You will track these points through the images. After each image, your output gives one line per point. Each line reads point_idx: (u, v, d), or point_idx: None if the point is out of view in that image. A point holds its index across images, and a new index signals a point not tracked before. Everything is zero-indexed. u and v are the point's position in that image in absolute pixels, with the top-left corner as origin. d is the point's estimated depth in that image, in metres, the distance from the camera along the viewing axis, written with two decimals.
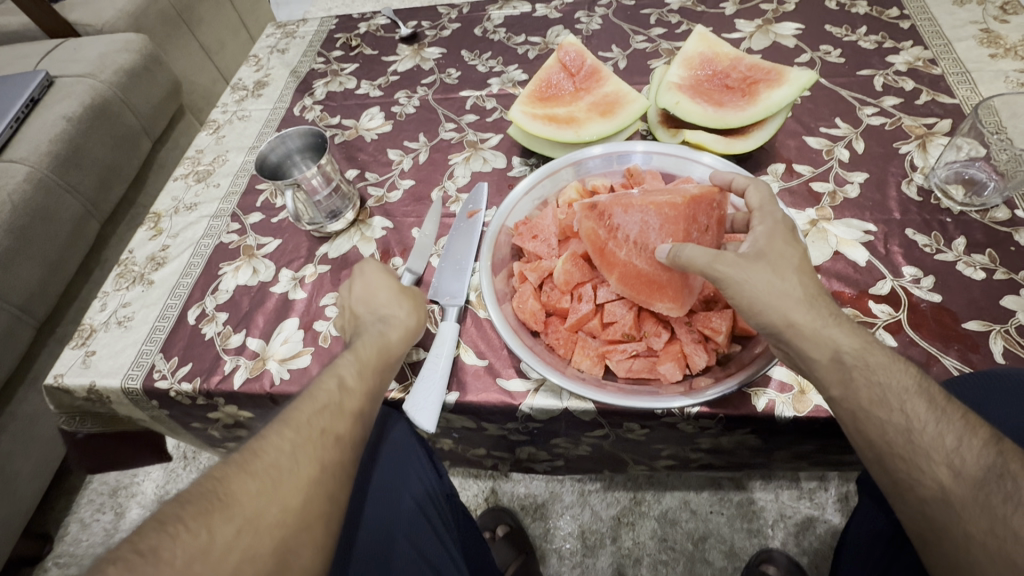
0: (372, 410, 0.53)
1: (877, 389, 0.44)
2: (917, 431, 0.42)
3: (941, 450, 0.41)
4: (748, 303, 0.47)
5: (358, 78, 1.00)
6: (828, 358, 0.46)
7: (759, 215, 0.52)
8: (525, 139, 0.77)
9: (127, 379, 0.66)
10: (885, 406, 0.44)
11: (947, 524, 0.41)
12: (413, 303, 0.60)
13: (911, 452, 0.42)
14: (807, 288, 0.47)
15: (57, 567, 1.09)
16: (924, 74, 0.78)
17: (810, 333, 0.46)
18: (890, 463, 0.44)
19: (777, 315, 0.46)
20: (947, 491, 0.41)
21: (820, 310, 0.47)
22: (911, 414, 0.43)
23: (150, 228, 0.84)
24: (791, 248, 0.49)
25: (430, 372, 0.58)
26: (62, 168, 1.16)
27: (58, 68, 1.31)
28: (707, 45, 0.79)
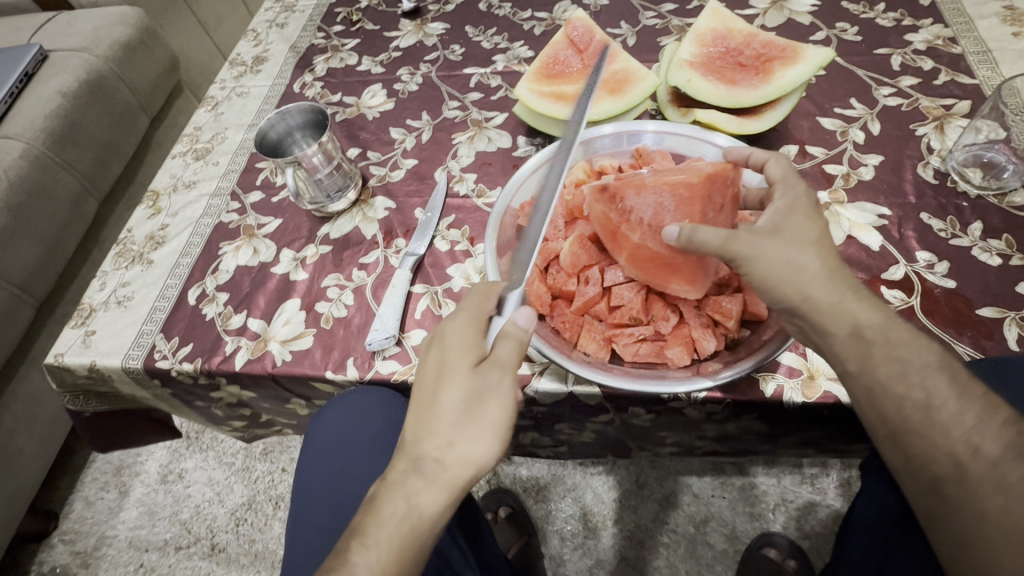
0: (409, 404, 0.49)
1: (896, 364, 0.43)
2: (936, 406, 0.41)
3: (960, 427, 0.40)
4: (762, 280, 0.46)
5: (359, 54, 0.97)
6: (847, 332, 0.45)
7: (781, 188, 0.51)
8: (531, 118, 0.75)
9: (128, 359, 0.65)
10: (904, 382, 0.43)
11: (962, 503, 0.40)
12: (470, 341, 0.47)
13: (928, 429, 0.41)
14: (826, 260, 0.46)
15: (63, 544, 1.11)
16: (943, 53, 0.76)
17: (827, 307, 0.45)
18: (904, 439, 0.43)
19: (791, 288, 0.45)
20: (963, 469, 0.40)
21: (840, 284, 0.45)
22: (931, 389, 0.42)
23: (149, 207, 0.83)
24: (811, 222, 0.47)
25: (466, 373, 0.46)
26: (58, 144, 1.15)
27: (52, 43, 1.28)
28: (720, 21, 0.77)
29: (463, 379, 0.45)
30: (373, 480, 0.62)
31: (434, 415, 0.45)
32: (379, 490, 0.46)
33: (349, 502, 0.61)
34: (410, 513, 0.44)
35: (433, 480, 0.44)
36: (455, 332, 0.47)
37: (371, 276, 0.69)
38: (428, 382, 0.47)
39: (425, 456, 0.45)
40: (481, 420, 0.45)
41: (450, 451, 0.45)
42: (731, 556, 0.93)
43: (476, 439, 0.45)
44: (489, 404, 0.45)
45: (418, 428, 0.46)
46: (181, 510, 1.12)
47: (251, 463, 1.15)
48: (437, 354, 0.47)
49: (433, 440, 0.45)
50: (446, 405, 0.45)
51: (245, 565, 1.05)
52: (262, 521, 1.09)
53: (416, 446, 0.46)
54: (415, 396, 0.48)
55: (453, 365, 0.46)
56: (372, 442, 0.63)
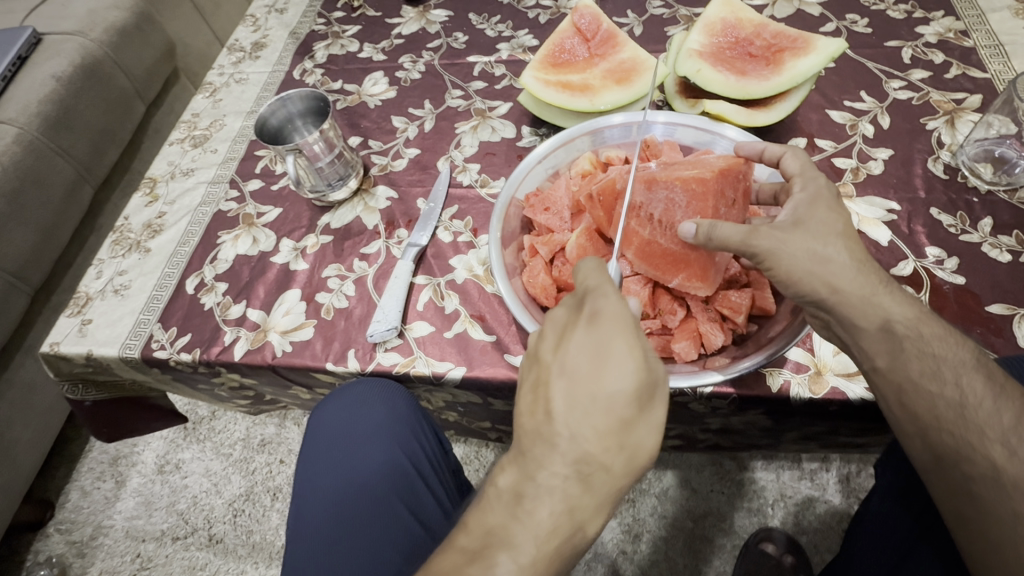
0: (530, 392, 0.41)
1: (930, 361, 0.42)
2: (970, 406, 0.41)
3: (997, 427, 0.40)
4: (786, 274, 0.45)
5: (361, 41, 0.95)
6: (877, 327, 0.44)
7: (800, 181, 0.49)
8: (536, 107, 0.74)
9: (125, 349, 0.64)
10: (938, 380, 0.42)
11: (994, 505, 0.40)
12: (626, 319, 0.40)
13: (962, 427, 0.41)
14: (853, 253, 0.45)
15: (59, 534, 1.10)
16: (955, 46, 0.75)
17: (858, 300, 0.44)
18: (935, 438, 0.42)
19: (818, 281, 0.44)
20: (999, 471, 0.40)
21: (870, 276, 0.44)
22: (966, 388, 0.41)
23: (145, 195, 0.81)
24: (835, 214, 0.46)
25: (626, 354, 0.38)
26: (52, 130, 1.12)
27: (46, 25, 1.25)
28: (730, 11, 0.76)
29: (636, 368, 0.38)
30: (378, 472, 0.60)
31: (596, 411, 0.38)
32: (516, 495, 0.38)
33: (354, 494, 0.60)
34: (565, 525, 0.38)
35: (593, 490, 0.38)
36: (616, 315, 0.40)
37: (373, 266, 0.68)
38: (581, 367, 0.39)
39: (587, 459, 0.38)
40: (647, 413, 0.39)
41: (616, 453, 0.38)
42: (730, 552, 0.93)
43: (642, 435, 0.39)
44: (656, 397, 0.40)
45: (575, 424, 0.38)
46: (178, 501, 1.11)
47: (249, 454, 1.14)
48: (590, 335, 0.39)
49: (597, 438, 0.38)
50: (614, 401, 0.38)
51: (243, 556, 1.04)
52: (260, 512, 1.08)
53: (574, 446, 0.38)
54: (558, 383, 0.39)
55: (618, 354, 0.38)
56: (377, 434, 0.62)
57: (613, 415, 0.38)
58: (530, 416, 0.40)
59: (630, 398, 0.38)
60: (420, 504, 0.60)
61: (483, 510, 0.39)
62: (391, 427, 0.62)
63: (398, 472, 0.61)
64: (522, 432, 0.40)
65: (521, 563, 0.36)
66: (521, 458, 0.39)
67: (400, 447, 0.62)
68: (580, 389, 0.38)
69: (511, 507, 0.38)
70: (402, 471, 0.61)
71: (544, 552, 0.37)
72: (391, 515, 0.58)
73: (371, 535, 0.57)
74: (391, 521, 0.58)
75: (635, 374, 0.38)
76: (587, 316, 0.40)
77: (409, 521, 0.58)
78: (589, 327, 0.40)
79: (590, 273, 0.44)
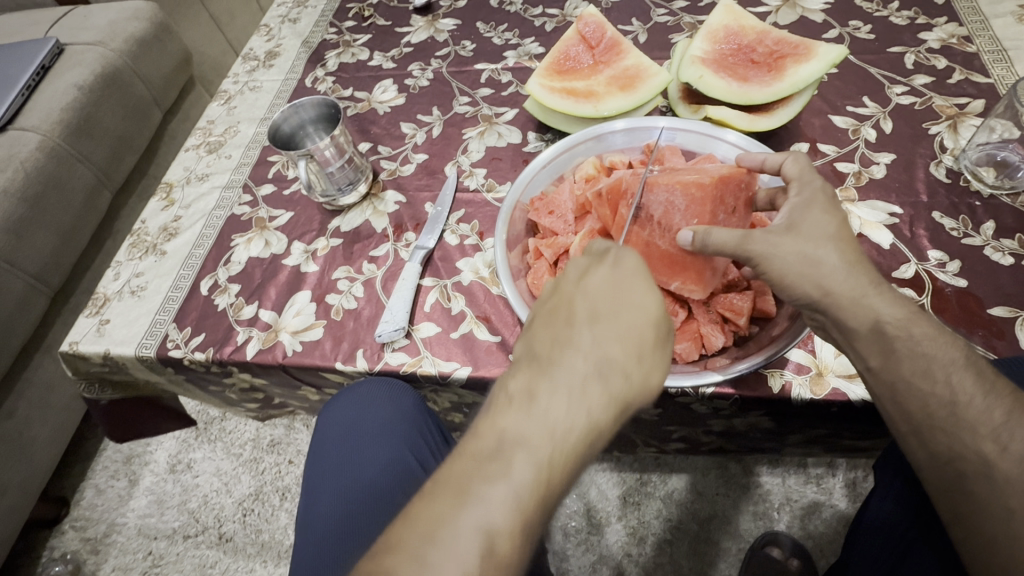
0: (547, 317, 0.43)
1: (921, 360, 0.43)
2: (962, 404, 0.42)
3: (988, 425, 0.41)
4: (778, 277, 0.46)
5: (371, 50, 0.98)
6: (868, 327, 0.44)
7: (797, 185, 0.50)
8: (541, 113, 0.75)
9: (141, 348, 0.66)
10: (929, 378, 0.43)
11: (988, 501, 0.41)
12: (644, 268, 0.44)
13: (955, 426, 0.42)
14: (845, 254, 0.45)
15: (74, 531, 1.12)
16: (957, 52, 0.75)
17: (847, 301, 0.45)
18: (929, 436, 0.43)
19: (808, 283, 0.45)
20: (991, 468, 0.41)
21: (860, 278, 0.45)
22: (956, 386, 0.42)
23: (162, 199, 0.83)
24: (828, 217, 0.47)
25: (643, 292, 0.43)
26: (73, 137, 1.16)
27: (68, 36, 1.29)
28: (733, 18, 0.77)
29: (654, 302, 0.42)
30: (384, 470, 0.62)
31: (619, 326, 0.41)
32: (529, 393, 0.38)
33: (360, 491, 0.61)
34: (581, 420, 0.38)
35: (611, 388, 0.39)
36: (636, 258, 0.45)
37: (381, 268, 0.70)
38: (604, 295, 0.42)
39: (609, 362, 0.40)
40: (661, 350, 0.42)
41: (635, 365, 0.40)
42: (735, 555, 0.93)
43: (655, 365, 0.42)
44: (665, 342, 0.43)
45: (599, 333, 0.41)
46: (189, 500, 1.13)
47: (258, 454, 1.16)
48: (613, 272, 0.44)
49: (617, 350, 0.40)
50: (636, 319, 0.41)
51: (252, 555, 1.06)
52: (269, 512, 1.10)
53: (596, 349, 0.40)
54: (581, 303, 0.42)
55: (639, 287, 0.43)
56: (383, 430, 0.63)
57: (633, 334, 0.41)
58: (548, 330, 0.42)
59: (649, 324, 0.42)
60: None
61: (463, 464, 0.36)
62: (396, 422, 0.64)
63: (403, 469, 0.62)
64: (540, 342, 0.42)
65: (539, 462, 0.36)
66: (538, 362, 0.40)
67: (406, 446, 0.63)
68: (604, 308, 0.42)
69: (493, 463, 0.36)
70: (406, 466, 0.62)
71: (560, 451, 0.37)
72: (397, 511, 0.59)
73: (376, 529, 0.58)
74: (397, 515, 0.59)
75: (653, 308, 0.42)
76: (607, 259, 0.45)
77: None
78: (609, 265, 0.44)
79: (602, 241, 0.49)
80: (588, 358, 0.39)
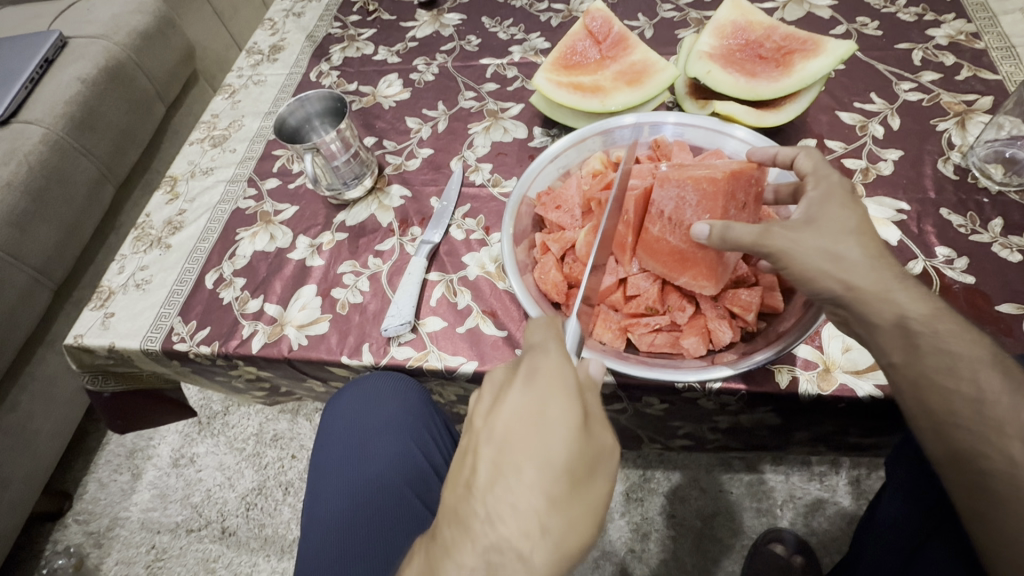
0: (457, 464, 0.40)
1: (945, 357, 0.43)
2: (989, 402, 0.41)
3: (1016, 424, 0.40)
4: (803, 273, 0.46)
5: (376, 44, 0.97)
6: (891, 323, 0.44)
7: (813, 180, 0.50)
8: (548, 108, 0.75)
9: (146, 341, 0.66)
10: (953, 375, 0.42)
11: (1011, 500, 0.40)
12: (564, 385, 0.39)
13: (977, 423, 0.41)
14: (867, 249, 0.45)
15: (76, 524, 1.13)
16: (965, 48, 0.75)
17: (871, 296, 0.45)
18: (949, 433, 0.43)
19: (832, 278, 0.45)
20: (1017, 468, 0.39)
21: (884, 270, 0.45)
22: (983, 384, 0.41)
23: (167, 193, 0.83)
24: (848, 211, 0.47)
25: (556, 416, 0.38)
26: (77, 130, 1.16)
27: (72, 29, 1.28)
28: (741, 14, 0.76)
29: (570, 427, 0.38)
30: (392, 465, 0.62)
31: (529, 474, 0.37)
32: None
33: (368, 485, 0.61)
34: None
35: (523, 557, 0.35)
36: (552, 370, 0.40)
37: (387, 263, 0.70)
38: (511, 432, 0.38)
39: (513, 532, 0.36)
40: (586, 478, 0.38)
41: (552, 516, 0.36)
42: (738, 551, 0.93)
43: (579, 504, 0.38)
44: (595, 464, 0.39)
45: (497, 497, 0.36)
46: (192, 494, 1.13)
47: (262, 449, 1.16)
48: (524, 395, 0.39)
49: (525, 503, 0.36)
50: (547, 458, 0.37)
51: (255, 549, 1.06)
52: (272, 506, 1.10)
53: (496, 514, 0.36)
54: (486, 447, 0.38)
55: (552, 413, 0.38)
56: (391, 426, 0.63)
57: (549, 480, 0.37)
58: (453, 490, 0.39)
59: (566, 457, 0.37)
60: (432, 495, 0.62)
61: None
62: (403, 417, 0.63)
63: (411, 464, 0.62)
64: (446, 503, 0.38)
65: None
66: (439, 536, 0.37)
67: (413, 442, 0.63)
68: (509, 447, 0.38)
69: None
70: (414, 462, 0.62)
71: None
72: (404, 505, 0.60)
73: (384, 523, 0.58)
74: (404, 509, 0.59)
75: (573, 434, 0.38)
76: (521, 374, 0.41)
77: (419, 510, 0.60)
78: (526, 383, 0.40)
79: (537, 330, 0.45)
80: (492, 524, 0.36)
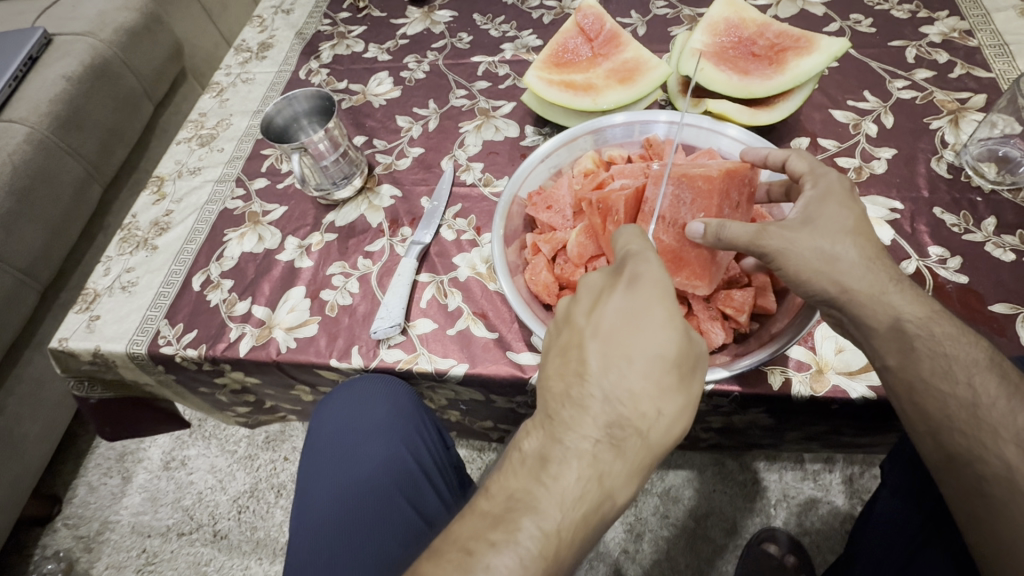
0: (558, 356, 0.42)
1: (941, 360, 0.43)
2: (984, 406, 0.41)
3: (1011, 428, 0.40)
4: (795, 274, 0.46)
5: (366, 41, 0.96)
6: (887, 325, 0.44)
7: (811, 179, 0.49)
8: (539, 106, 0.74)
9: (132, 345, 0.65)
10: (949, 379, 0.42)
11: (1006, 504, 0.40)
12: (664, 294, 0.42)
13: (975, 427, 0.41)
14: (863, 250, 0.45)
15: (66, 528, 1.11)
16: (959, 46, 0.75)
17: (865, 298, 0.44)
18: (947, 437, 0.42)
19: (825, 280, 0.45)
20: (1014, 473, 0.39)
21: (880, 273, 0.45)
22: (979, 388, 0.41)
23: (153, 193, 0.82)
24: (845, 210, 0.46)
25: (660, 320, 0.41)
26: (63, 129, 1.14)
27: (56, 26, 1.26)
28: (733, 11, 0.76)
29: (674, 334, 0.40)
30: (380, 467, 0.61)
31: (634, 371, 0.39)
32: (543, 458, 0.39)
33: (356, 489, 0.60)
34: (588, 489, 0.38)
35: (627, 444, 0.39)
36: (655, 278, 0.42)
37: (377, 264, 0.69)
38: (618, 330, 0.41)
39: (621, 420, 0.39)
40: (685, 383, 0.41)
41: (654, 413, 0.40)
42: (732, 552, 0.93)
43: (677, 402, 0.41)
44: (694, 367, 0.42)
45: (610, 384, 0.39)
46: (183, 497, 1.12)
47: (253, 451, 1.15)
48: (628, 299, 0.42)
49: (634, 395, 0.39)
50: (652, 359, 0.40)
51: (247, 552, 1.05)
52: (264, 509, 1.09)
53: (608, 403, 0.39)
54: (592, 343, 0.41)
55: (657, 317, 0.41)
56: (380, 428, 0.62)
57: (655, 377, 0.40)
58: (560, 378, 0.41)
59: (669, 362, 0.40)
60: (422, 498, 0.61)
61: (508, 474, 0.40)
62: (391, 419, 0.62)
63: (400, 466, 0.61)
64: (554, 391, 0.41)
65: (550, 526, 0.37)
66: (552, 419, 0.40)
67: (403, 445, 0.63)
68: (617, 345, 0.40)
69: (536, 471, 0.39)
70: (403, 465, 0.61)
71: (571, 519, 0.37)
72: (393, 508, 0.59)
73: (372, 527, 0.58)
74: (393, 513, 0.58)
75: (676, 340, 0.40)
76: (622, 282, 0.43)
77: (408, 513, 0.59)
78: (627, 288, 0.42)
79: (631, 240, 0.46)
80: (602, 415, 0.39)
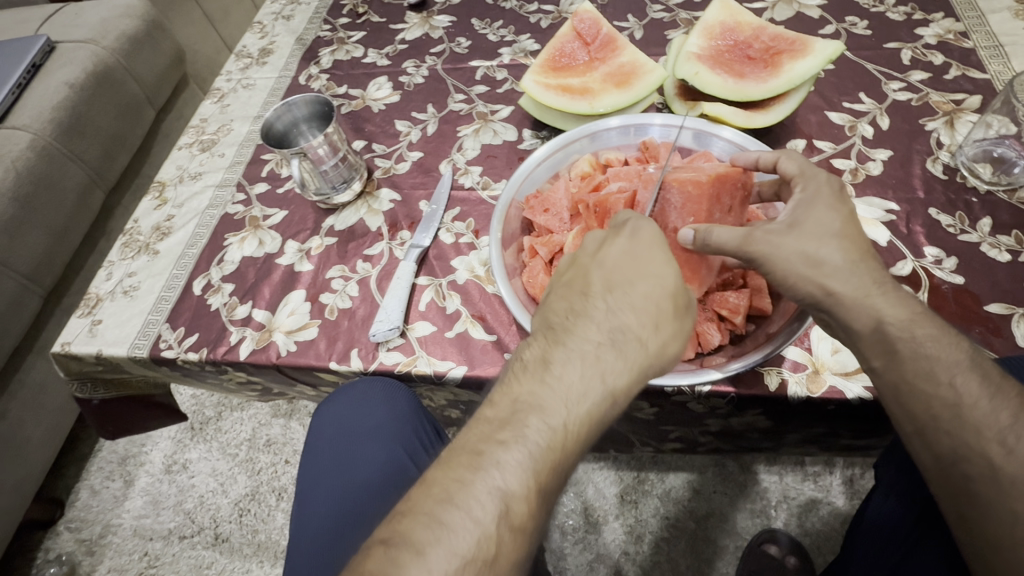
0: (562, 288, 0.45)
1: (924, 362, 0.43)
2: (967, 406, 0.42)
3: (994, 427, 0.41)
4: (782, 277, 0.46)
5: (365, 47, 0.97)
6: (871, 328, 0.44)
7: (801, 181, 0.49)
8: (536, 111, 0.75)
9: (134, 348, 0.66)
10: (933, 381, 0.42)
11: (993, 503, 0.40)
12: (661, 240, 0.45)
13: (958, 427, 0.42)
14: (847, 253, 0.45)
15: (69, 532, 1.12)
16: (954, 47, 0.75)
17: (851, 302, 0.45)
18: (933, 438, 0.43)
19: (812, 283, 0.45)
20: (998, 471, 0.40)
21: (864, 277, 0.44)
22: (962, 389, 0.42)
23: (155, 198, 0.83)
24: (834, 213, 0.46)
25: (659, 255, 0.44)
26: (65, 136, 1.15)
27: (59, 34, 1.28)
28: (729, 14, 0.76)
29: (672, 272, 0.43)
30: (380, 470, 0.61)
31: (635, 296, 0.42)
32: (545, 360, 0.41)
33: (355, 492, 0.60)
34: (587, 396, 0.40)
35: (626, 355, 0.41)
36: (654, 230, 0.45)
37: (376, 267, 0.70)
38: (620, 266, 0.43)
39: (622, 330, 0.41)
40: (681, 318, 0.43)
41: (652, 333, 0.42)
42: (732, 553, 0.93)
43: (674, 335, 0.43)
44: (690, 310, 0.44)
45: (613, 304, 0.42)
46: (185, 500, 1.12)
47: (254, 454, 1.15)
48: (630, 243, 0.44)
49: (635, 315, 0.42)
50: (653, 288, 0.42)
51: (248, 556, 1.05)
52: (265, 512, 1.09)
53: (609, 318, 0.42)
54: (596, 273, 0.44)
55: (655, 257, 0.43)
56: (379, 431, 0.63)
57: (654, 306, 0.42)
58: (564, 302, 0.44)
59: (668, 292, 0.42)
60: None
61: (511, 381, 0.41)
62: (392, 421, 0.63)
63: (400, 470, 0.61)
64: (557, 315, 0.43)
65: (550, 426, 0.39)
66: (554, 333, 0.42)
67: (402, 447, 0.63)
68: (620, 275, 0.43)
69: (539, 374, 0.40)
70: (403, 468, 0.62)
71: (573, 416, 0.39)
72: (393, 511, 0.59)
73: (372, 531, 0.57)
74: None
75: (675, 275, 0.43)
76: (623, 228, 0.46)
77: None
78: (629, 232, 0.45)
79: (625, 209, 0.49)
80: (603, 329, 0.41)
